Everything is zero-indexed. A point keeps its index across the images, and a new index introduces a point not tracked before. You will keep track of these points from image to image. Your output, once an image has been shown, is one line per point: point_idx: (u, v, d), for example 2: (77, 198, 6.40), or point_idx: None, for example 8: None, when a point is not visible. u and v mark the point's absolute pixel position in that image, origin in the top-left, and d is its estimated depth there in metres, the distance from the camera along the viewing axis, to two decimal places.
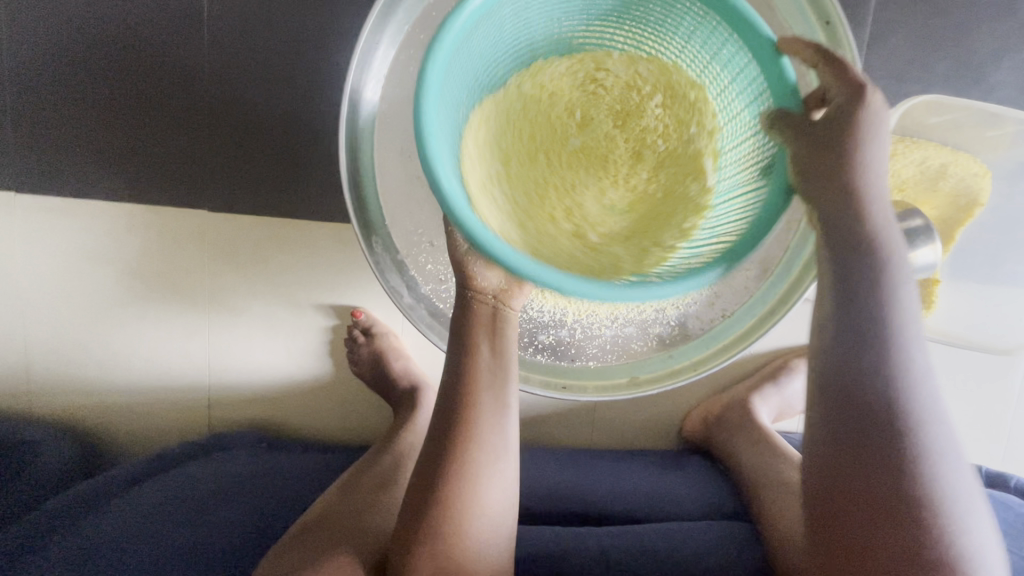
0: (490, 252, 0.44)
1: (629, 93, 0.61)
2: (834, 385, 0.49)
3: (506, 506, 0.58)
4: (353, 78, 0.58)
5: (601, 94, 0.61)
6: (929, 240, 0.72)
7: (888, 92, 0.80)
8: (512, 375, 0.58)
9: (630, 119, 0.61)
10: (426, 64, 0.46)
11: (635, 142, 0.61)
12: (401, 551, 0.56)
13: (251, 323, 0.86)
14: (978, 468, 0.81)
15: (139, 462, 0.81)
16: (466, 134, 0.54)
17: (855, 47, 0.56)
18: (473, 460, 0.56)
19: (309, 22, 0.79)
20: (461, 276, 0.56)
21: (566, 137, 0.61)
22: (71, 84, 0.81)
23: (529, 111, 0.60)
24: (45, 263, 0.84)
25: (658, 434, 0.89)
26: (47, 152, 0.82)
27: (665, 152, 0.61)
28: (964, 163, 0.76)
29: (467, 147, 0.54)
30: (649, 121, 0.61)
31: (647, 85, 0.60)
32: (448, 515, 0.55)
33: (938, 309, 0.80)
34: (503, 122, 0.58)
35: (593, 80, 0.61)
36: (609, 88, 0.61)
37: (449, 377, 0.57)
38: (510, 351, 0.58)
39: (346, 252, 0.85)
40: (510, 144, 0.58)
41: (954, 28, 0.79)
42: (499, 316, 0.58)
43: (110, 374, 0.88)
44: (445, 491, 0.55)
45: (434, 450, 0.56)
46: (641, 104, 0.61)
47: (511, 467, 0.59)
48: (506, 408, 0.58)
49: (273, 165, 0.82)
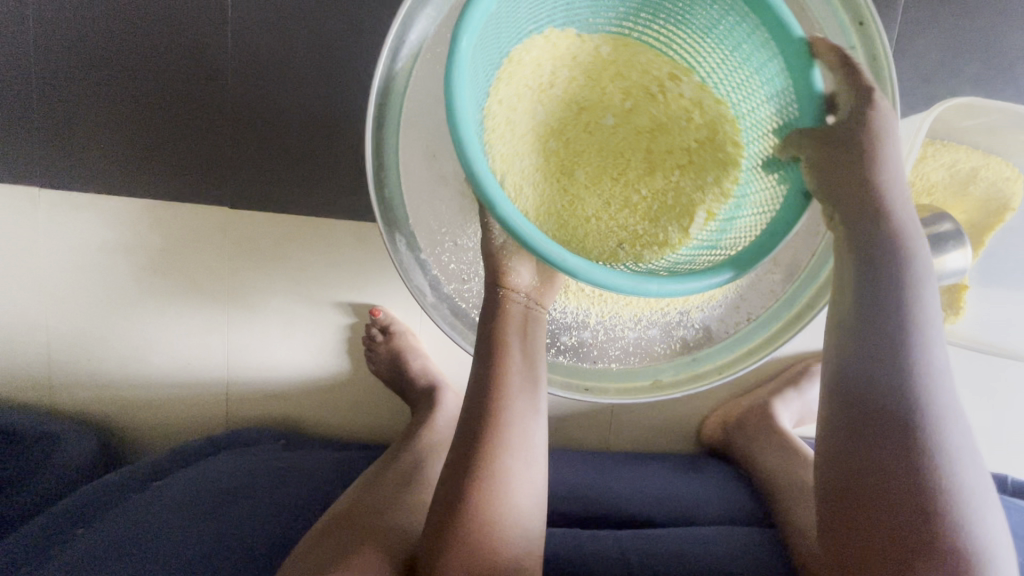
0: (479, 186, 0.45)
1: (681, 109, 0.59)
2: (851, 379, 0.49)
3: (534, 510, 0.58)
4: (381, 71, 0.58)
5: (648, 100, 0.60)
6: (959, 244, 0.72)
7: (915, 95, 0.79)
8: (542, 383, 0.59)
9: (665, 134, 0.60)
10: (467, 9, 0.46)
11: (652, 162, 0.60)
12: (430, 555, 0.54)
13: (272, 320, 0.87)
14: (1003, 478, 0.80)
15: (160, 458, 0.82)
16: (495, 89, 0.54)
17: (888, 49, 0.55)
18: (507, 467, 0.55)
19: (334, 20, 0.79)
20: (494, 273, 0.57)
21: (598, 120, 0.60)
22: (96, 79, 0.81)
23: (571, 93, 0.60)
24: (68, 257, 0.85)
25: (676, 437, 0.89)
26: (72, 148, 0.82)
27: (672, 185, 0.59)
28: (995, 167, 0.75)
29: (492, 106, 0.54)
30: (681, 144, 0.59)
31: (701, 117, 0.59)
32: (481, 522, 0.54)
33: (967, 315, 0.78)
34: (534, 96, 0.58)
35: (652, 79, 0.59)
36: (661, 96, 0.59)
37: (478, 382, 0.57)
38: (539, 354, 0.59)
39: (366, 250, 0.85)
40: (528, 118, 0.58)
41: (984, 30, 0.78)
42: (528, 323, 0.59)
43: (131, 368, 0.88)
44: (477, 495, 0.54)
45: (466, 454, 0.55)
46: (684, 126, 0.59)
47: (541, 473, 0.59)
48: (536, 415, 0.58)
49: (296, 162, 0.82)
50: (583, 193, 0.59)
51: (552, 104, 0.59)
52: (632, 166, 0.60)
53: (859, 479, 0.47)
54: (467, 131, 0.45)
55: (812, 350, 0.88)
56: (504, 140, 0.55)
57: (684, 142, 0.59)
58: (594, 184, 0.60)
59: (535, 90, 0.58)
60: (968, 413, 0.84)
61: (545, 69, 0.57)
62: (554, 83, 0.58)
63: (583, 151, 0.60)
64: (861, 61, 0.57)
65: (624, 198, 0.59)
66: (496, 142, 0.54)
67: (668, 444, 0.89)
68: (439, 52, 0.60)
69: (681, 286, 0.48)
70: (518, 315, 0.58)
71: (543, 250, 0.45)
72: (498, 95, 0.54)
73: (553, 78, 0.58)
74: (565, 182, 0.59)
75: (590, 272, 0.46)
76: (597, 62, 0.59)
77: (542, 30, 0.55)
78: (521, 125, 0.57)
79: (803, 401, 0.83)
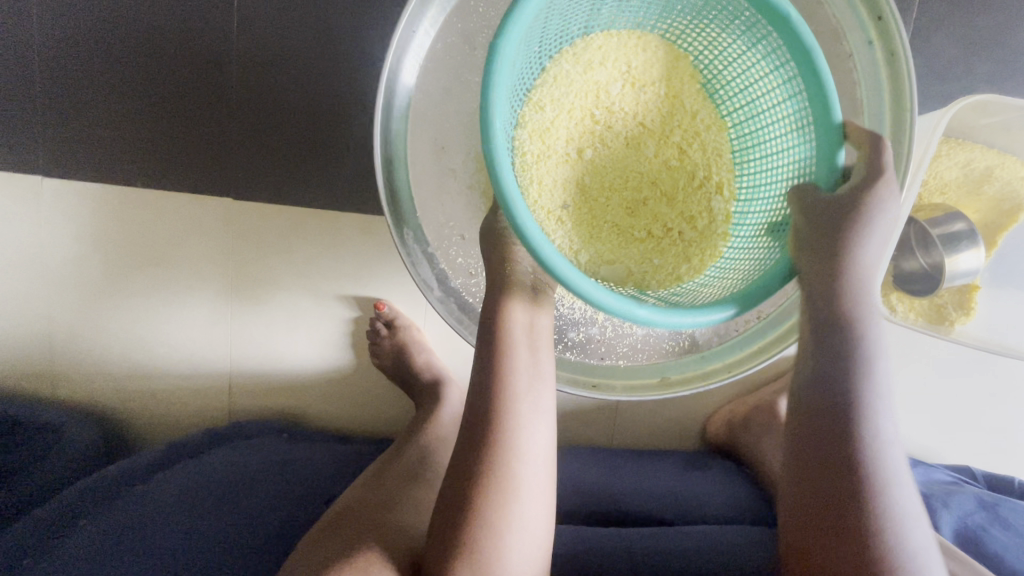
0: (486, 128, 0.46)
1: (692, 207, 0.61)
2: (812, 378, 0.53)
3: (540, 516, 0.56)
4: (391, 60, 0.56)
5: (683, 175, 0.61)
6: (973, 244, 0.72)
7: (929, 93, 0.78)
8: (547, 387, 0.58)
9: (666, 203, 0.61)
10: None
11: (636, 209, 0.61)
12: (434, 560, 0.53)
13: (276, 312, 0.86)
14: (1009, 480, 0.80)
15: (162, 449, 0.82)
16: (582, 41, 0.60)
17: (907, 44, 0.54)
18: (514, 473, 0.54)
19: (341, 9, 0.78)
20: (498, 257, 0.57)
21: (643, 143, 0.61)
22: (99, 66, 0.80)
23: (646, 110, 0.61)
24: (69, 245, 0.84)
25: (680, 435, 0.89)
26: (76, 136, 0.82)
27: (631, 238, 0.60)
28: (1011, 167, 0.74)
29: (567, 64, 0.59)
30: (669, 215, 0.61)
31: (701, 222, 0.60)
32: (489, 528, 0.52)
33: (977, 316, 0.77)
34: (617, 69, 0.60)
35: (705, 170, 0.61)
36: (693, 182, 0.61)
37: (478, 383, 0.56)
38: (545, 354, 0.58)
39: (372, 244, 0.84)
40: (596, 83, 0.60)
41: (1000, 27, 0.77)
42: (534, 326, 0.58)
43: (133, 359, 0.88)
44: (484, 500, 0.53)
45: (471, 458, 0.54)
46: (682, 215, 0.61)
47: (548, 481, 0.57)
48: (542, 417, 0.57)
49: (301, 153, 0.81)
50: (574, 174, 0.60)
51: (626, 101, 0.61)
52: (623, 194, 0.61)
53: (800, 478, 0.52)
54: (498, 76, 0.46)
55: None
56: (567, 72, 0.59)
57: (667, 222, 0.61)
58: (590, 176, 0.61)
59: (626, 74, 0.61)
60: (974, 414, 0.84)
61: (652, 72, 0.61)
62: (648, 88, 0.61)
63: (608, 145, 0.61)
64: (879, 57, 0.56)
65: (597, 207, 0.60)
66: (553, 83, 0.59)
67: (673, 442, 0.89)
68: (450, 43, 0.59)
69: (558, 266, 0.45)
70: (519, 311, 0.57)
71: (499, 155, 0.46)
72: (599, 41, 0.59)
73: (650, 86, 0.61)
74: (572, 152, 0.60)
75: (521, 207, 0.46)
76: (687, 117, 0.61)
77: (683, 52, 0.62)
78: (593, 76, 0.60)
79: None
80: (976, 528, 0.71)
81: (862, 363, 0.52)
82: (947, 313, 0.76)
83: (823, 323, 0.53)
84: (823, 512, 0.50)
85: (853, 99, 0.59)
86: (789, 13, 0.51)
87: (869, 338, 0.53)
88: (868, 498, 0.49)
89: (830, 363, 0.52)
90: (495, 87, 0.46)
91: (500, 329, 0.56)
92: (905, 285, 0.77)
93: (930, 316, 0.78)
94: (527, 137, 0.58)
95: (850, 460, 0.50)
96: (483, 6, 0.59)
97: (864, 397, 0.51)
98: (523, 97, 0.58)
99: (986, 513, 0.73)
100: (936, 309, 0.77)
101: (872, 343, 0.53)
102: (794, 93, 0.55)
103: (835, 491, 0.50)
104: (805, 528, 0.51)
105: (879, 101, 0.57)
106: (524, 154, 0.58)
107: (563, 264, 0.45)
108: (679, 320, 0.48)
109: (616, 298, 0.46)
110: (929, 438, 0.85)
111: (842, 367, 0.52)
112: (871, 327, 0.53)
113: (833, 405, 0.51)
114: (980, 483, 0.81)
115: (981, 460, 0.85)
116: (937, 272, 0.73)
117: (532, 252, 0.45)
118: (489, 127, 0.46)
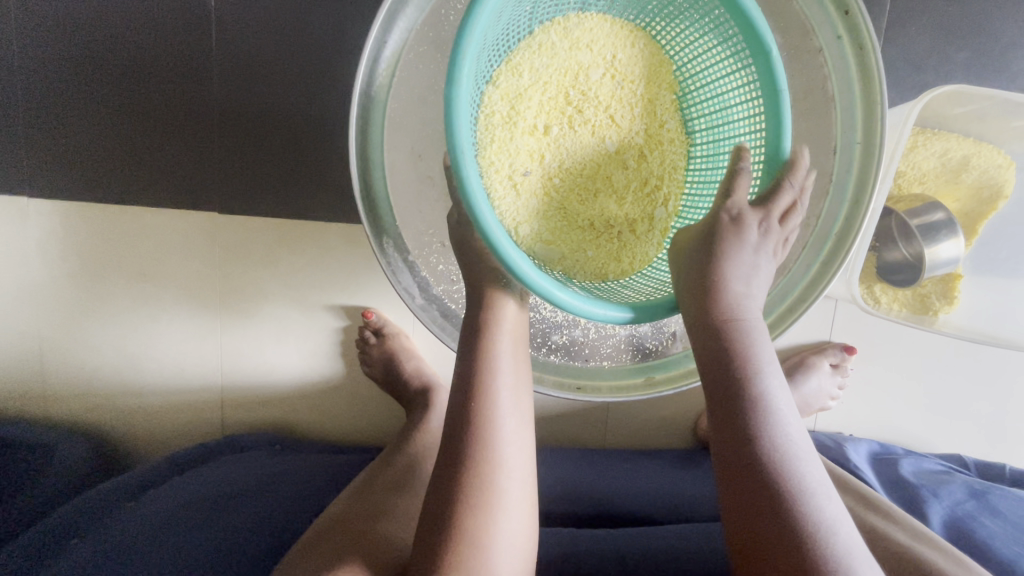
0: (455, 63, 0.46)
1: (636, 210, 0.62)
2: (714, 376, 0.50)
3: (516, 525, 0.54)
4: (364, 70, 0.56)
5: (637, 180, 0.63)
6: (952, 234, 0.73)
7: (905, 84, 0.78)
8: (526, 403, 0.58)
9: (614, 199, 0.62)
10: None
11: (585, 198, 0.62)
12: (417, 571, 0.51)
13: (263, 325, 0.87)
14: (998, 467, 0.80)
15: (153, 466, 0.82)
16: (574, 20, 0.60)
17: (875, 37, 0.54)
18: (500, 486, 0.53)
19: (318, 21, 0.78)
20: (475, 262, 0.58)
21: (607, 135, 0.62)
22: (81, 87, 0.81)
23: (618, 103, 0.62)
24: (58, 266, 0.85)
25: (670, 434, 0.89)
26: (61, 157, 0.82)
27: (574, 227, 0.61)
28: (987, 155, 0.74)
29: (553, 40, 0.59)
30: (613, 208, 0.62)
31: (642, 224, 0.62)
32: (471, 536, 0.51)
33: (960, 304, 0.78)
34: (600, 54, 0.61)
35: (658, 179, 0.63)
36: (644, 188, 0.62)
37: (460, 390, 0.56)
38: (524, 369, 0.59)
39: (357, 253, 0.85)
40: (575, 64, 0.60)
41: (973, 16, 0.77)
42: (517, 335, 0.59)
43: (125, 377, 0.88)
44: (465, 512, 0.51)
45: (454, 466, 0.53)
46: (625, 216, 0.63)
47: (530, 498, 0.56)
48: (523, 433, 0.57)
49: (283, 165, 0.82)
50: (537, 148, 0.60)
51: (602, 88, 0.61)
52: (577, 179, 0.62)
53: (729, 485, 0.47)
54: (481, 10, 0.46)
55: (810, 345, 0.84)
56: (554, 43, 0.59)
57: (611, 220, 0.62)
58: (551, 155, 0.61)
59: (609, 63, 0.61)
60: (962, 402, 0.85)
61: (634, 72, 0.62)
62: (626, 83, 0.62)
63: (576, 129, 0.61)
64: (848, 51, 0.56)
65: (551, 187, 0.61)
66: (536, 56, 0.59)
67: (665, 441, 0.89)
68: (422, 51, 0.59)
69: (489, 227, 0.48)
70: (509, 325, 0.58)
71: (457, 102, 0.47)
72: (591, 24, 0.60)
73: (629, 81, 0.62)
74: (540, 126, 0.60)
75: (469, 164, 0.48)
76: (656, 124, 0.63)
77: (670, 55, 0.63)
78: (576, 55, 0.60)
79: (800, 396, 0.78)
80: (965, 516, 0.72)
81: (751, 385, 0.48)
82: (931, 303, 0.77)
83: (713, 350, 0.50)
84: (757, 519, 0.45)
85: (824, 92, 0.59)
86: (773, 49, 0.53)
87: (756, 328, 0.51)
88: (795, 494, 0.45)
89: (726, 392, 0.49)
90: (475, 26, 0.46)
91: (486, 342, 0.57)
92: (888, 277, 0.77)
93: (914, 306, 0.78)
94: (499, 97, 0.58)
95: (767, 457, 0.46)
96: (453, 14, 0.59)
97: (766, 408, 0.48)
98: (504, 55, 0.59)
99: (976, 502, 0.73)
100: (919, 299, 0.77)
101: (760, 361, 0.49)
102: (755, 112, 0.56)
103: (761, 492, 0.46)
104: (744, 540, 0.46)
105: (849, 94, 0.57)
106: (493, 114, 0.58)
107: (494, 227, 0.48)
108: (587, 309, 0.51)
109: (533, 271, 0.50)
110: (920, 428, 0.85)
111: (736, 397, 0.48)
112: (757, 318, 0.52)
113: (740, 401, 0.48)
114: (971, 471, 0.81)
115: (972, 447, 0.86)
116: (919, 262, 0.74)
117: (469, 207, 0.48)
118: (453, 73, 0.46)
